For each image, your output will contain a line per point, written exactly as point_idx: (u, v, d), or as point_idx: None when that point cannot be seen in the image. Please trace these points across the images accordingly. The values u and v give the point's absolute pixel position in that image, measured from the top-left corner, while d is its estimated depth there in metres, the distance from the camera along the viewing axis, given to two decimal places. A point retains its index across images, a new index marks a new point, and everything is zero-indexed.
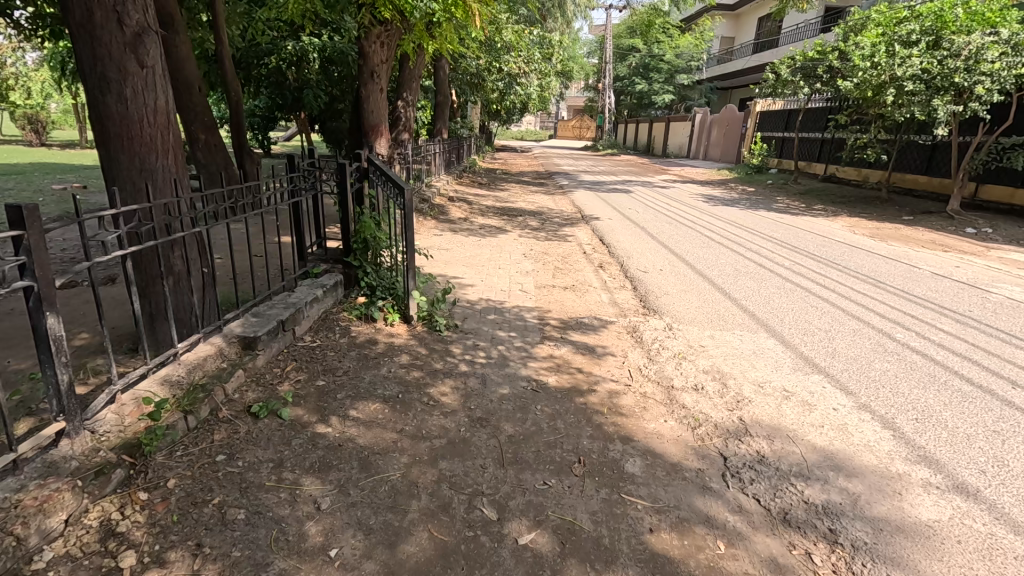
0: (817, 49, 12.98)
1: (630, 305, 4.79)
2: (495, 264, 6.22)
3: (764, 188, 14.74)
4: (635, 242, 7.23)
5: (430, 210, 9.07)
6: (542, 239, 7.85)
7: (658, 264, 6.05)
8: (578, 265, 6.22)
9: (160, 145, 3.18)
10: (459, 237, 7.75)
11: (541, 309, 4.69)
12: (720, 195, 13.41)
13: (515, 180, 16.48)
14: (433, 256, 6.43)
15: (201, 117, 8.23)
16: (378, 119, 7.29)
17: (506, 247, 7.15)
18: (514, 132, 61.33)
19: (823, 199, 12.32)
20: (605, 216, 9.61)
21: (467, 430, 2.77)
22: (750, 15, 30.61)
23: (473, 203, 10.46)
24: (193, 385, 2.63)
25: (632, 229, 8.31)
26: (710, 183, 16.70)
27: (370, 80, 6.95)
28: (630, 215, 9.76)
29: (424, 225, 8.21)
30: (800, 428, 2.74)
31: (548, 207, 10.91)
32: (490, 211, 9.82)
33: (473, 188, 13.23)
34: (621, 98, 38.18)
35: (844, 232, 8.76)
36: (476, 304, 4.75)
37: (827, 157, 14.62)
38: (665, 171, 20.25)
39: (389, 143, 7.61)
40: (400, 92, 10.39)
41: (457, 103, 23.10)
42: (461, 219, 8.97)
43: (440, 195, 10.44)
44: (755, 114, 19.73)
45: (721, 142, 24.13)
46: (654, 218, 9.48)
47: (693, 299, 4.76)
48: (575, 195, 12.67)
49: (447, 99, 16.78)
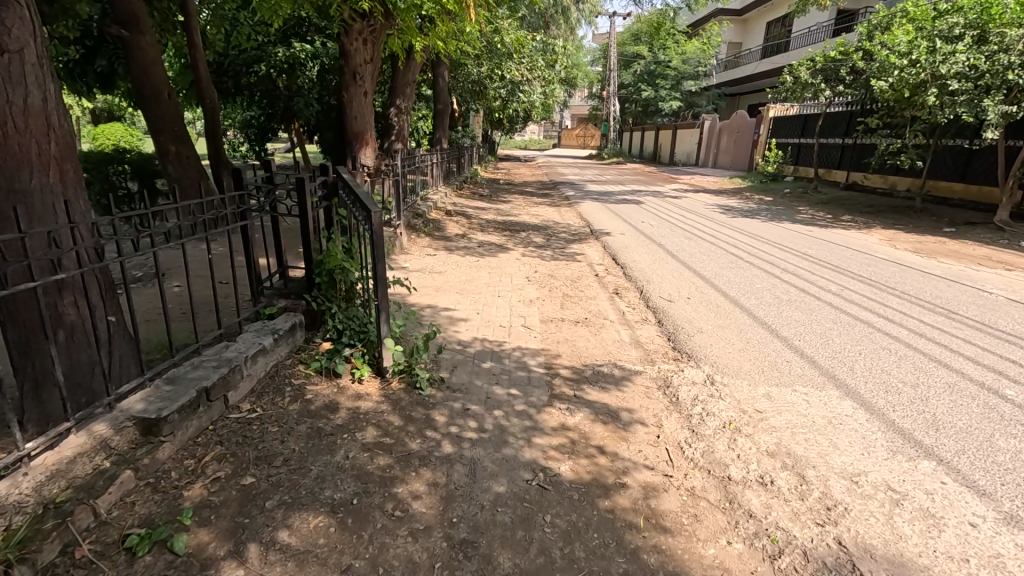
0: (839, 49, 12.22)
1: (656, 348, 3.92)
2: (493, 291, 5.39)
3: (782, 198, 13.90)
4: (653, 262, 6.37)
5: (424, 226, 8.27)
6: (548, 258, 7.03)
7: (683, 290, 5.20)
8: (590, 292, 5.37)
9: (38, 157, 2.35)
10: (454, 257, 6.94)
11: (548, 354, 3.83)
12: (737, 205, 12.56)
13: (519, 191, 15.69)
14: (423, 282, 5.61)
15: (170, 126, 7.45)
16: (364, 127, 6.50)
17: (507, 269, 6.32)
18: (517, 142, 60.93)
19: (849, 209, 11.46)
20: (616, 230, 8.78)
21: (445, 566, 1.91)
22: (759, 19, 29.89)
23: (472, 217, 9.65)
24: (39, 511, 1.80)
25: (648, 245, 7.46)
26: (723, 191, 15.85)
27: (354, 82, 6.17)
28: (643, 228, 8.94)
29: (417, 243, 7.40)
30: (934, 565, 1.86)
31: (553, 220, 10.09)
32: (492, 226, 9.03)
33: (473, 200, 12.45)
34: (626, 106, 37.58)
35: (883, 246, 7.87)
36: (469, 347, 3.90)
37: (848, 164, 13.80)
38: (675, 180, 19.44)
39: (376, 152, 6.79)
40: (392, 99, 9.63)
41: (459, 112, 22.44)
42: (458, 235, 8.15)
43: (437, 209, 9.65)
44: (768, 119, 18.93)
45: (731, 150, 23.35)
46: (670, 231, 8.64)
47: (733, 339, 3.89)
48: (582, 207, 11.87)
49: (446, 107, 16.08)
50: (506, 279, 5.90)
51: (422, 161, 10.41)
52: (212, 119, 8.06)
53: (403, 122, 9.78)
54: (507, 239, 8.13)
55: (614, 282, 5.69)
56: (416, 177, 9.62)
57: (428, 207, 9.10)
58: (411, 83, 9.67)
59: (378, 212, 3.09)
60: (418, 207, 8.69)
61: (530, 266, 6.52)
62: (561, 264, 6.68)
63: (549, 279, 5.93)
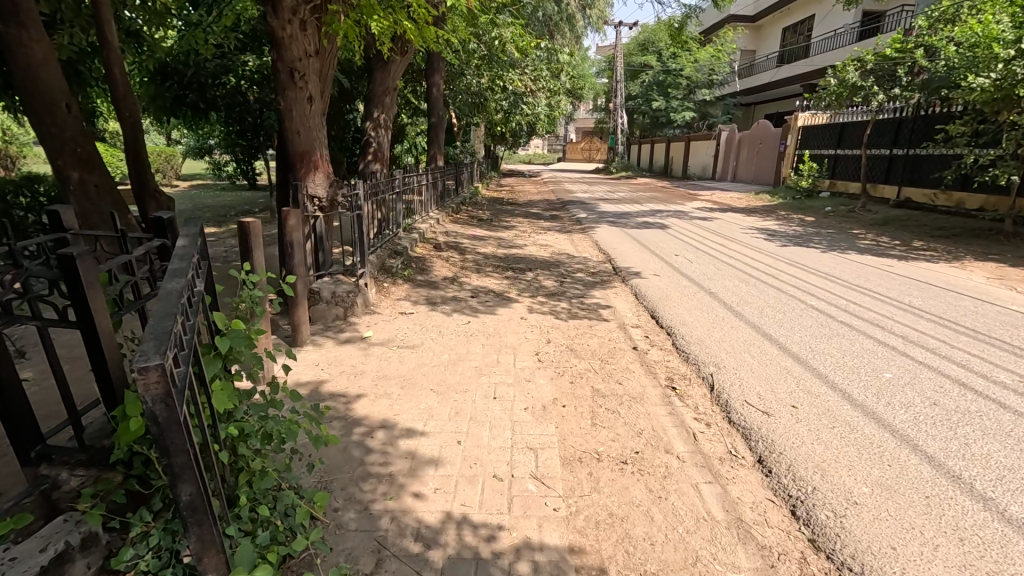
0: (894, 45, 10.50)
1: (781, 549, 2.09)
2: (487, 385, 3.61)
3: (826, 218, 12.15)
4: (710, 325, 4.59)
5: (404, 268, 6.55)
6: (563, 314, 5.28)
7: (776, 384, 3.40)
8: (630, 389, 3.56)
9: None
10: (438, 315, 5.18)
11: (585, 570, 2.02)
12: (779, 229, 10.75)
13: (523, 212, 13.98)
14: (385, 370, 3.85)
15: (70, 147, 5.71)
16: (316, 147, 4.73)
17: (507, 339, 4.53)
18: (521, 156, 59.69)
19: (916, 233, 9.69)
20: (644, 267, 7.01)
21: None
22: (774, 25, 28.30)
23: (466, 252, 7.89)
24: None
25: (693, 291, 5.69)
26: (753, 210, 14.08)
27: (297, 87, 4.43)
28: (677, 263, 7.18)
29: (390, 296, 5.62)
30: None
31: (565, 252, 8.33)
32: (492, 264, 7.29)
33: (471, 226, 10.73)
34: (633, 118, 36.16)
35: (997, 288, 6.05)
36: (434, 552, 2.10)
37: (903, 178, 12.19)
38: (695, 197, 17.72)
39: (331, 178, 4.99)
40: (368, 109, 7.92)
41: (458, 126, 20.87)
42: (447, 280, 6.41)
43: (424, 243, 7.95)
44: (797, 129, 17.32)
45: (751, 162, 21.71)
46: (712, 267, 6.86)
47: (930, 532, 2.09)
48: (598, 233, 10.16)
49: (442, 120, 14.54)
50: (505, 358, 4.09)
51: (408, 185, 8.71)
52: (133, 138, 6.33)
53: (381, 139, 8.05)
54: (511, 284, 6.37)
55: (664, 365, 3.90)
56: (397, 207, 7.89)
57: (410, 243, 7.35)
58: (395, 93, 8.06)
59: (165, 363, 1.19)
60: (396, 245, 6.96)
61: (539, 331, 4.73)
62: (581, 325, 4.91)
63: (569, 357, 4.12)
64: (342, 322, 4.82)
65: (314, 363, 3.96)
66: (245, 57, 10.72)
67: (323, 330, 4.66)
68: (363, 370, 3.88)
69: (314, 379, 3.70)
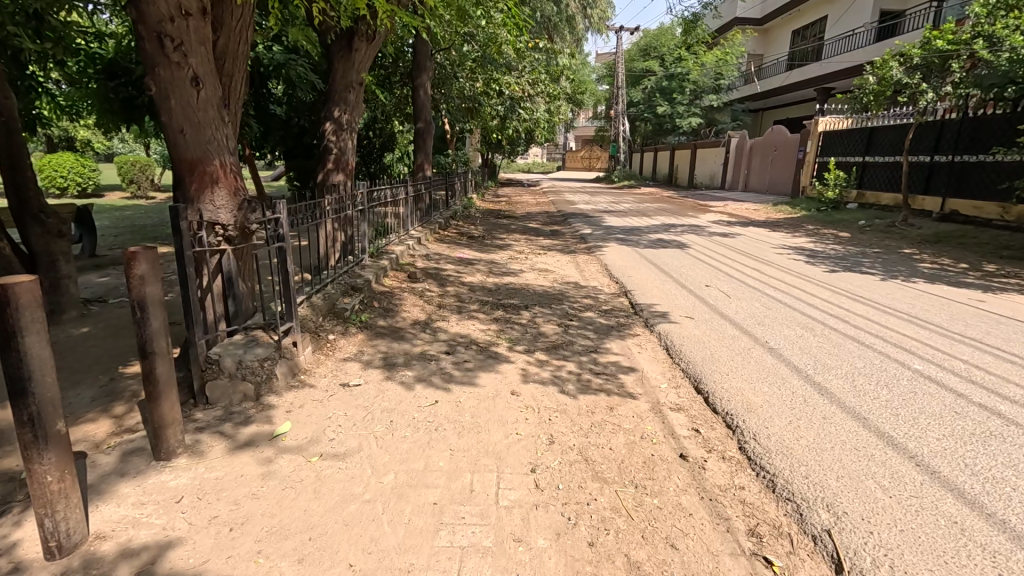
0: (946, 37, 9.12)
1: None
2: (446, 556, 2.11)
3: (863, 234, 10.76)
4: (789, 412, 3.11)
5: (362, 310, 5.07)
6: (572, 384, 3.77)
7: (958, 567, 1.93)
8: (691, 567, 2.05)
9: None
10: (395, 388, 3.68)
11: None
12: (816, 248, 9.28)
13: (520, 227, 12.56)
14: (282, 514, 2.36)
15: None
16: (214, 153, 3.28)
17: (488, 436, 3.03)
18: (520, 164, 58.50)
19: (979, 253, 8.28)
20: (670, 304, 5.54)
21: None
22: (783, 27, 27.05)
23: (448, 282, 6.42)
24: None
25: (745, 345, 4.22)
26: (777, 224, 12.69)
27: (177, 65, 2.99)
28: (710, 297, 5.70)
29: (334, 356, 4.13)
30: None
31: (570, 281, 6.89)
32: (480, 300, 5.79)
33: (459, 246, 9.30)
34: (635, 125, 34.97)
35: None
36: None
37: (947, 188, 10.84)
38: (707, 209, 16.33)
39: (246, 194, 3.54)
40: (327, 108, 6.51)
41: (451, 133, 19.55)
42: (418, 326, 4.93)
43: (396, 272, 6.51)
44: (818, 135, 16.05)
45: (763, 171, 20.37)
46: (757, 305, 5.40)
47: None
48: (607, 254, 8.72)
49: (429, 125, 13.20)
50: (481, 483, 2.59)
51: (377, 198, 7.24)
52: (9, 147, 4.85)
53: (345, 144, 6.59)
54: (501, 331, 4.87)
55: (739, 502, 2.41)
56: (358, 227, 6.43)
57: (376, 274, 5.87)
58: (363, 89, 6.65)
59: None
60: (355, 278, 5.49)
61: (537, 420, 3.23)
62: (598, 408, 3.40)
63: (581, 481, 2.63)
64: (251, 405, 3.32)
65: (174, 497, 2.47)
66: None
67: (219, 420, 3.17)
68: (249, 512, 2.37)
69: (157, 539, 2.20)
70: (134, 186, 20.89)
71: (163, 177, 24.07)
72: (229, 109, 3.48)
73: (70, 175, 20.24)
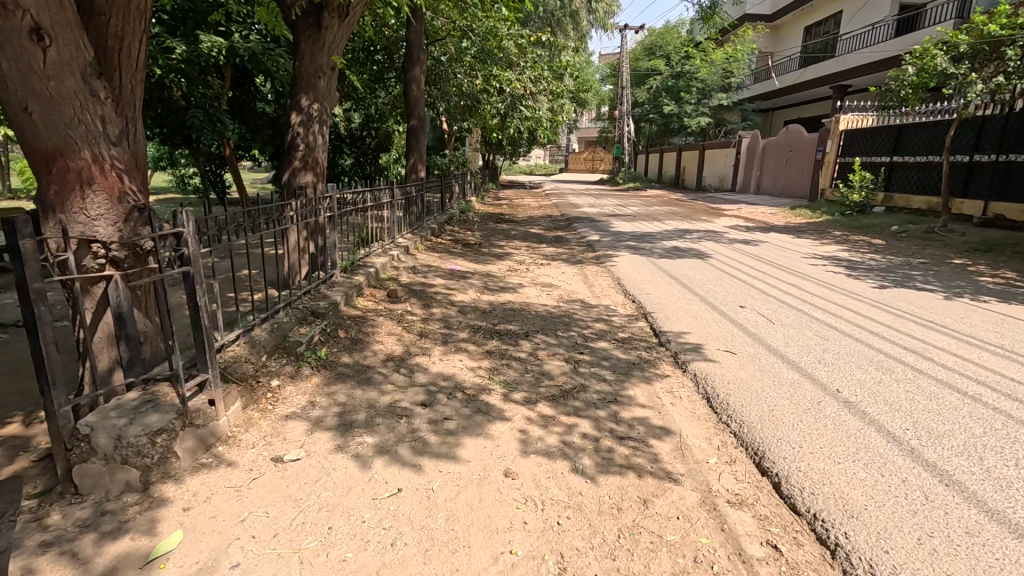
0: (999, 20, 8.12)
1: None
2: None
3: (899, 240, 9.77)
4: (912, 522, 2.12)
5: (322, 343, 4.08)
6: (588, 456, 2.78)
7: None
8: None
9: None
10: (346, 464, 2.69)
11: None
12: (853, 258, 8.28)
13: (522, 233, 11.59)
14: None
15: None
16: (82, 141, 2.33)
17: (469, 561, 2.04)
18: (521, 166, 57.55)
19: None
20: (701, 331, 4.54)
21: None
22: (795, 23, 26.10)
23: (436, 302, 5.43)
24: None
25: (811, 396, 3.23)
26: (800, 229, 11.70)
27: (4, 8, 2.07)
28: (748, 323, 4.71)
29: (273, 414, 3.13)
30: None
31: (579, 300, 5.91)
32: (471, 326, 4.80)
33: (453, 255, 8.33)
34: (640, 126, 34.02)
35: None
36: None
37: (989, 191, 9.87)
38: (721, 213, 15.35)
39: (137, 199, 2.57)
40: (293, 97, 5.52)
41: (449, 132, 18.60)
42: (391, 363, 3.94)
43: (374, 290, 5.53)
44: (839, 134, 15.07)
45: (777, 172, 19.36)
46: (809, 332, 4.40)
47: None
48: (619, 265, 7.74)
49: (423, 123, 12.23)
50: None
51: (352, 203, 6.23)
52: None
53: (314, 139, 5.57)
54: (495, 372, 3.87)
55: None
56: (325, 237, 5.41)
57: (346, 295, 4.87)
58: (337, 74, 5.69)
59: None
60: (318, 301, 4.50)
61: (540, 527, 2.24)
62: (627, 502, 2.41)
63: None
64: (134, 501, 2.33)
65: None
66: (170, 42, 8.46)
67: (79, 528, 2.18)
68: None
69: None
70: None
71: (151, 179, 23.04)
72: (110, 82, 2.55)
73: None
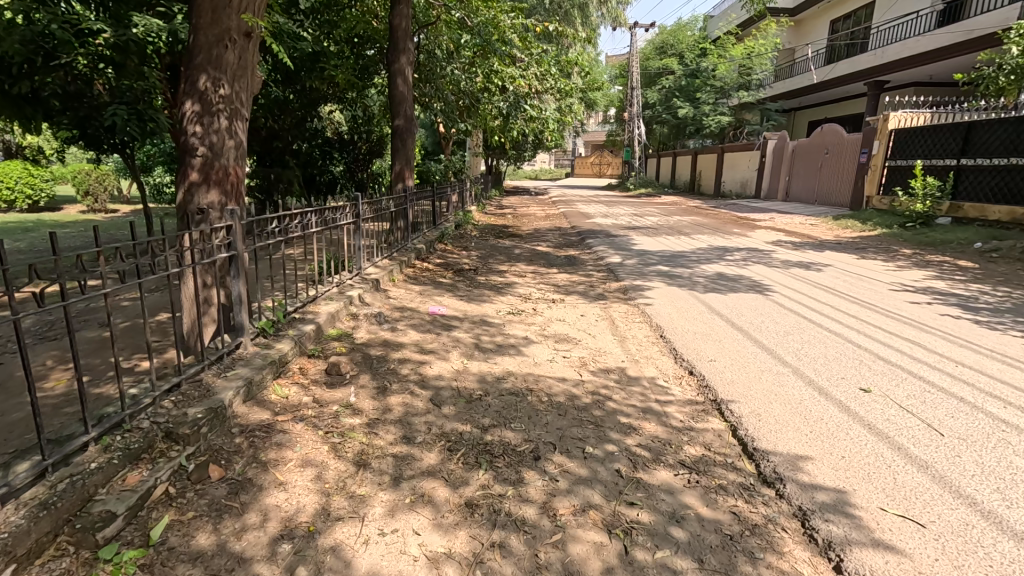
0: None
1: None
2: None
3: (994, 262, 7.90)
4: None
5: (169, 499, 2.26)
6: None
7: None
8: None
9: None
10: None
11: None
12: (955, 290, 6.40)
13: (528, 251, 9.80)
14: None
15: None
16: None
17: None
18: (527, 171, 56.02)
19: None
20: (828, 453, 2.72)
21: None
22: (819, 17, 24.31)
23: (397, 381, 3.61)
24: None
25: None
26: (858, 246, 9.83)
27: None
28: (898, 434, 2.88)
29: None
30: None
31: (611, 370, 4.06)
32: (445, 439, 2.96)
33: (440, 287, 6.54)
34: (651, 128, 32.23)
35: None
36: None
37: None
38: (754, 224, 13.50)
39: None
40: (185, 78, 3.71)
41: (447, 136, 16.96)
42: (286, 549, 2.10)
43: (308, 363, 3.73)
44: (888, 133, 13.20)
45: (811, 177, 17.46)
46: (1018, 463, 2.58)
47: None
48: (655, 303, 5.89)
49: (410, 125, 10.55)
50: None
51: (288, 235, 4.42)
52: None
53: (220, 139, 3.76)
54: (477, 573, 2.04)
55: None
56: (231, 287, 3.57)
57: (249, 386, 3.06)
58: (256, 45, 3.94)
59: None
60: (188, 407, 2.68)
61: None
62: None
63: None
64: None
65: None
66: (88, 23, 6.83)
67: None
68: None
69: None
70: (90, 198, 18.41)
71: (131, 188, 21.56)
72: None
73: (17, 187, 17.60)
